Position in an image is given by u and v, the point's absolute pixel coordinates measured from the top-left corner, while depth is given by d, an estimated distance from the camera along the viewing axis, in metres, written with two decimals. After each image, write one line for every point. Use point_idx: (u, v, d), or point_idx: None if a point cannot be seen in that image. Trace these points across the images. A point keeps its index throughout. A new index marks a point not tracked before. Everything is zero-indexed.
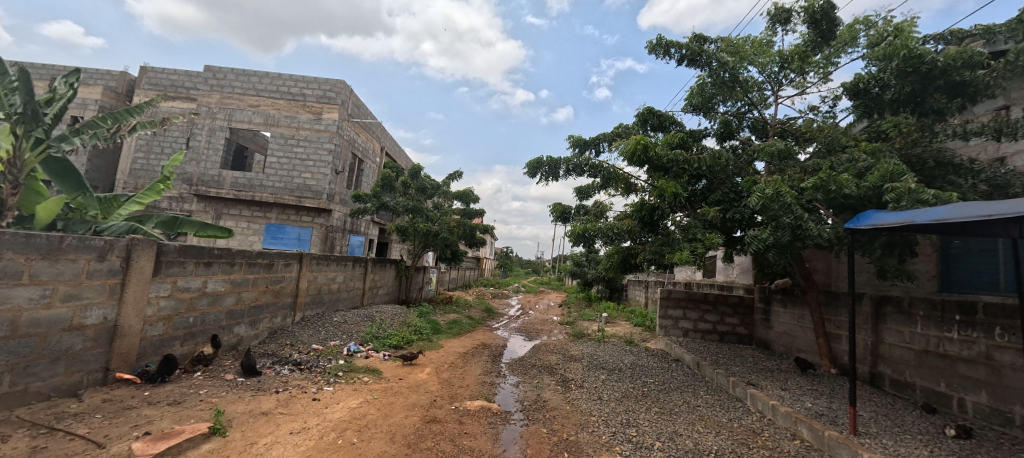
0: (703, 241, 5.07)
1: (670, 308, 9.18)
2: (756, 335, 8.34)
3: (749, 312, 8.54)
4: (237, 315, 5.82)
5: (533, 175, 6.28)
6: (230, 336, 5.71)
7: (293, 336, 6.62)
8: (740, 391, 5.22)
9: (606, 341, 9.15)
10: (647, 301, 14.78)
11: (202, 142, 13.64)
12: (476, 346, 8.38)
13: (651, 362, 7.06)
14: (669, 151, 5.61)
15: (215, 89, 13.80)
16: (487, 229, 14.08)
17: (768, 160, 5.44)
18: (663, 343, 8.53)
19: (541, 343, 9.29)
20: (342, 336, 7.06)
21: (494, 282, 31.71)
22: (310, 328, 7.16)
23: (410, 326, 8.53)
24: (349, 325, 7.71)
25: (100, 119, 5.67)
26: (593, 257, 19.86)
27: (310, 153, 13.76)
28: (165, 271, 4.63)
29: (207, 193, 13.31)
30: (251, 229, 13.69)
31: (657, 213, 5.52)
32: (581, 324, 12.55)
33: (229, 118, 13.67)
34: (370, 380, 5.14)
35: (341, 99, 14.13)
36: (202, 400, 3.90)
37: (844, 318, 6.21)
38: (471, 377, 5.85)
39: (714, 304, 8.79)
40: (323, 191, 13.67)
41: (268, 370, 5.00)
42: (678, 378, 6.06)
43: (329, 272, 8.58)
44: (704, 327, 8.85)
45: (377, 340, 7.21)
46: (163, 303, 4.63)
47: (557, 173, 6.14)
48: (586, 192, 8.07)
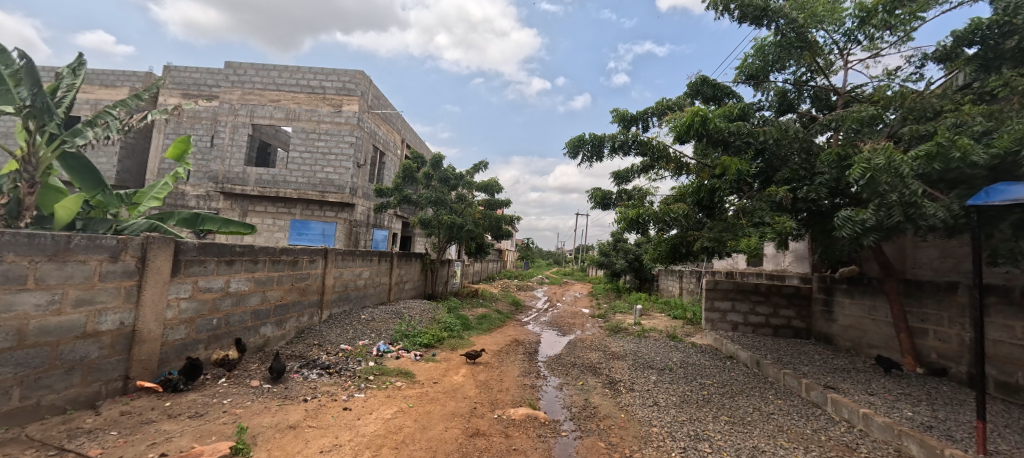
0: (773, 226, 4.47)
1: (716, 300, 8.50)
2: (815, 328, 7.63)
3: (806, 303, 7.81)
4: (263, 315, 5.53)
5: (572, 156, 5.74)
6: (256, 337, 5.42)
7: (320, 336, 6.31)
8: (819, 397, 4.62)
9: (647, 337, 8.59)
10: (684, 292, 14.03)
11: (225, 139, 13.57)
12: (509, 343, 7.92)
13: (703, 360, 6.47)
14: (730, 124, 4.96)
15: (236, 85, 13.67)
16: (512, 220, 13.53)
17: (851, 130, 4.73)
18: (711, 338, 7.91)
19: (576, 339, 8.81)
20: (371, 335, 6.72)
21: (517, 274, 31.23)
22: (337, 327, 6.86)
23: (440, 322, 8.14)
24: (377, 323, 7.36)
25: (112, 108, 5.39)
26: (622, 247, 19.11)
27: (332, 147, 13.51)
28: (185, 271, 4.32)
29: (233, 191, 13.28)
30: (276, 226, 13.62)
31: (717, 196, 4.91)
32: (615, 318, 12.00)
33: (251, 114, 13.52)
34: (404, 385, 4.73)
35: (361, 90, 13.80)
36: (226, 412, 3.56)
37: (931, 310, 5.48)
38: (509, 379, 5.39)
39: (767, 294, 8.09)
40: (345, 185, 13.46)
41: (295, 374, 4.62)
42: (740, 379, 5.46)
43: (355, 268, 8.27)
44: (756, 320, 8.18)
45: (408, 338, 6.80)
46: (184, 305, 4.33)
47: (600, 152, 5.58)
48: (625, 177, 7.48)
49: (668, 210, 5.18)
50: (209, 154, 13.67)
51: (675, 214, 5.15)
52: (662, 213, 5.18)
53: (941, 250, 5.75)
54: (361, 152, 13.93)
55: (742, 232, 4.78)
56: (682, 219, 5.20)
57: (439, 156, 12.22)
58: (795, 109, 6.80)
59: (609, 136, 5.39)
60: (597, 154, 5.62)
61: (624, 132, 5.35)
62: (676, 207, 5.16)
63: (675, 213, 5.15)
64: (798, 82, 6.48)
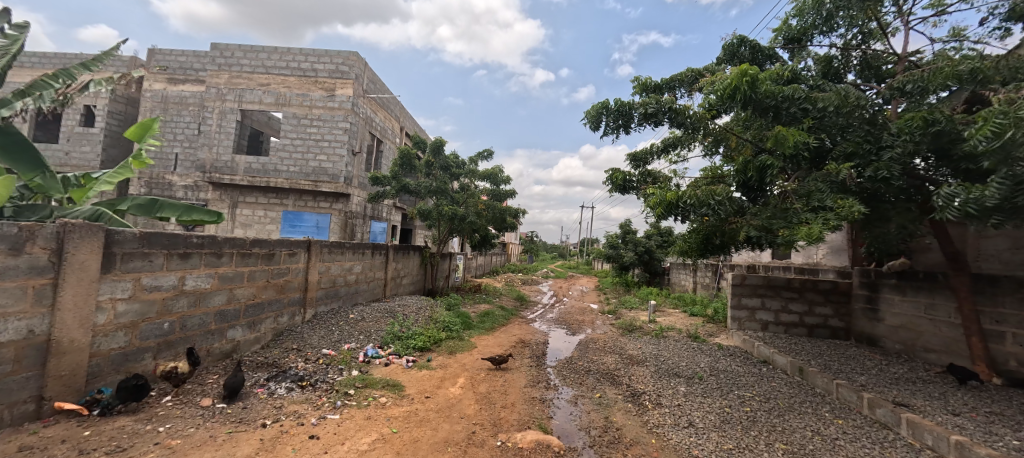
0: (837, 211, 3.69)
1: (744, 297, 7.64)
2: (856, 328, 6.82)
3: (846, 300, 6.99)
4: (230, 316, 4.80)
5: (593, 125, 4.97)
6: (222, 342, 4.70)
7: (301, 339, 5.57)
8: (889, 416, 3.84)
9: (666, 337, 7.82)
10: (699, 286, 13.21)
11: (212, 126, 12.80)
12: (514, 344, 7.17)
13: (736, 366, 5.68)
14: (782, 87, 4.13)
15: (224, 68, 12.84)
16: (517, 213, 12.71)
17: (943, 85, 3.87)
18: (738, 339, 7.11)
19: (587, 339, 8.05)
20: (358, 337, 5.96)
21: (522, 268, 30.43)
22: (321, 328, 6.10)
23: (438, 321, 7.37)
24: (367, 323, 6.61)
25: (52, 77, 4.78)
26: (631, 239, 18.21)
27: (325, 133, 12.72)
28: (122, 267, 3.57)
29: (222, 180, 12.55)
30: (268, 217, 12.94)
31: (766, 173, 4.08)
32: (627, 315, 11.21)
33: (239, 99, 12.73)
34: (389, 401, 3.97)
35: (355, 73, 12.95)
36: (158, 445, 2.82)
37: (1009, 310, 4.67)
38: (515, 391, 4.60)
39: (801, 290, 7.26)
40: (340, 174, 12.69)
41: (259, 389, 3.85)
42: (784, 391, 4.68)
43: (345, 262, 7.51)
44: (788, 319, 7.36)
45: (400, 341, 6.04)
46: (122, 308, 3.58)
47: (628, 121, 4.81)
48: (643, 159, 6.66)
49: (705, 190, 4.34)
50: (196, 142, 12.94)
51: (716, 196, 4.31)
52: (702, 195, 4.32)
53: (1013, 239, 4.89)
54: (355, 139, 13.14)
55: (798, 218, 3.95)
56: (723, 204, 4.37)
57: (440, 141, 11.34)
58: (841, 79, 5.87)
59: (640, 103, 4.55)
60: (624, 122, 4.85)
61: (655, 98, 4.51)
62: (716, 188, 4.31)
63: (711, 195, 4.31)
64: (847, 47, 5.63)
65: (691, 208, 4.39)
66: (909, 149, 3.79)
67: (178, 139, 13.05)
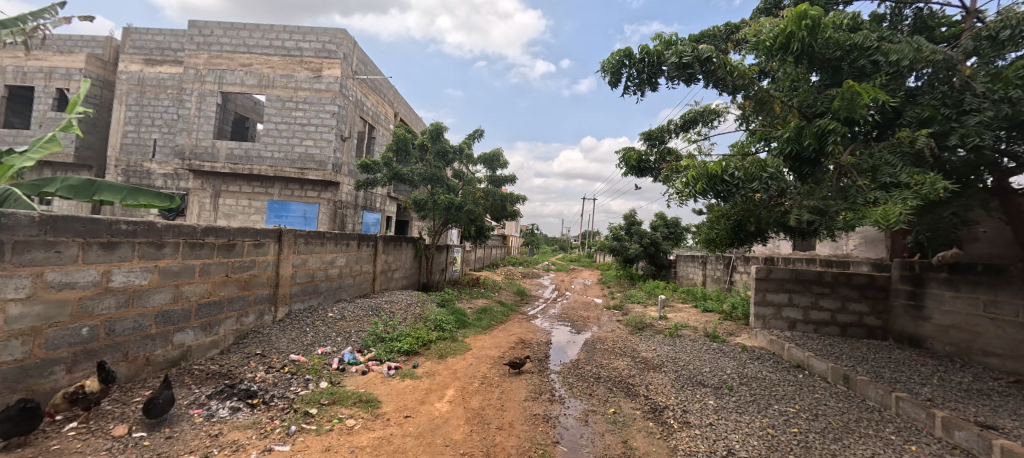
0: (920, 188, 2.96)
1: (769, 292, 6.87)
2: (897, 327, 6.07)
3: (884, 296, 6.25)
4: (176, 318, 4.06)
5: (613, 78, 4.24)
6: (167, 348, 3.96)
7: (267, 343, 4.83)
8: (975, 442, 3.11)
9: (682, 336, 7.07)
10: (710, 280, 12.47)
11: (191, 109, 11.99)
12: (514, 345, 6.43)
13: (769, 373, 4.95)
14: (847, 35, 3.44)
15: (202, 48, 11.97)
16: (518, 199, 11.87)
17: None
18: (764, 338, 6.37)
19: (594, 338, 7.32)
20: (335, 340, 5.23)
21: (522, 260, 29.67)
22: (294, 329, 5.34)
23: (428, 319, 6.62)
24: (348, 323, 5.87)
25: None
26: (636, 230, 17.43)
27: (311, 117, 11.89)
28: (15, 259, 2.84)
29: (202, 168, 11.77)
30: (253, 207, 12.19)
31: (828, 138, 3.28)
32: (635, 310, 10.49)
33: (219, 80, 11.90)
34: (359, 424, 3.23)
35: (343, 52, 12.09)
36: None
37: None
38: (514, 407, 3.86)
39: (833, 286, 6.50)
40: (327, 161, 11.90)
41: (197, 410, 3.13)
42: (833, 407, 3.95)
43: (326, 254, 6.75)
44: (818, 317, 6.60)
45: (384, 343, 5.30)
46: (15, 311, 2.85)
47: (657, 73, 4.04)
48: (659, 138, 5.72)
49: (752, 160, 3.43)
50: (175, 126, 12.14)
51: (767, 169, 3.38)
52: (755, 168, 3.37)
53: None
54: (344, 124, 12.32)
55: (869, 198, 3.17)
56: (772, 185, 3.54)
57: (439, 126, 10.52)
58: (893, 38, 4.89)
59: (673, 51, 3.81)
60: (651, 75, 4.11)
61: (692, 46, 3.80)
62: (767, 159, 3.41)
63: (758, 167, 3.37)
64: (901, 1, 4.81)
65: (739, 185, 3.36)
66: (1006, 113, 3.09)
67: (156, 125, 12.26)
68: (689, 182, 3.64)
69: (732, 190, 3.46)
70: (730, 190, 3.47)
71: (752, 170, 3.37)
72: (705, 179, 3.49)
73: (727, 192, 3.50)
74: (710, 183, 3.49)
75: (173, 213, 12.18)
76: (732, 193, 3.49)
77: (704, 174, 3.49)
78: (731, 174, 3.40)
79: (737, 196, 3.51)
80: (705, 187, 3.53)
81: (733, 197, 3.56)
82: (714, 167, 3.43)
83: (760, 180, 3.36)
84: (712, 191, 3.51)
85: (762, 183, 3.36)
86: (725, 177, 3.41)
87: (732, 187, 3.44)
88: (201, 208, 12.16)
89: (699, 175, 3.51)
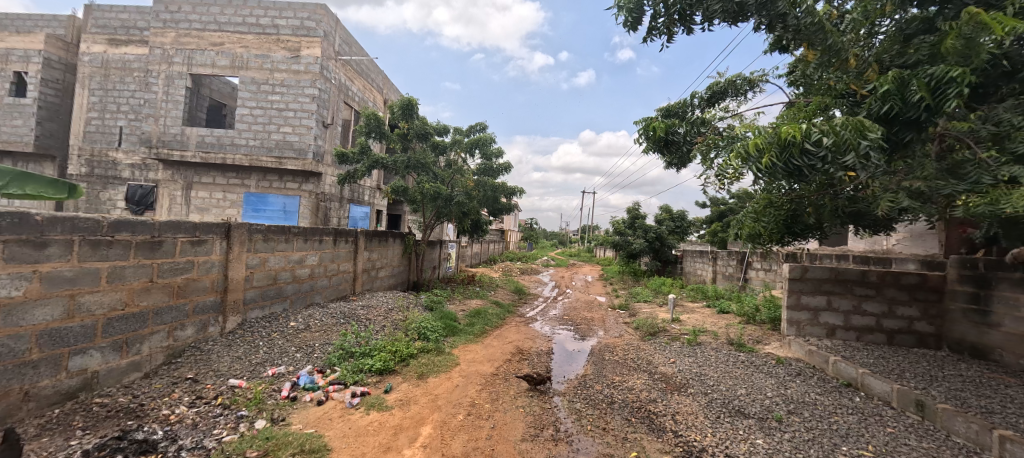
0: None
1: (804, 295, 5.98)
2: (955, 334, 5.21)
3: (937, 298, 5.38)
4: (74, 337, 3.16)
5: (632, 18, 3.40)
6: (57, 378, 3.06)
7: (206, 364, 3.92)
8: None
9: (702, 344, 6.20)
10: (722, 277, 11.61)
11: (158, 93, 11.01)
12: (511, 356, 5.56)
13: (818, 396, 4.09)
14: None
15: (169, 25, 10.95)
16: (513, 192, 10.90)
17: None
18: (800, 348, 5.50)
19: (602, 346, 6.45)
20: (292, 357, 4.32)
21: (520, 255, 28.80)
22: (243, 344, 4.42)
23: (411, 326, 5.74)
24: (312, 335, 4.96)
25: None
26: (640, 224, 16.50)
27: (289, 101, 10.91)
28: None
29: (171, 157, 10.82)
30: (228, 201, 11.24)
31: (947, 92, 2.37)
32: (643, 312, 9.61)
33: (188, 61, 10.91)
34: None
35: (323, 30, 11.12)
36: None
37: None
38: (508, 454, 2.98)
39: (879, 287, 5.61)
40: (307, 149, 10.94)
41: None
42: (917, 449, 3.09)
43: (293, 252, 5.83)
44: (862, 323, 5.71)
45: (354, 360, 4.41)
46: None
47: (693, 8, 3.17)
48: (679, 113, 4.75)
49: (845, 121, 2.51)
50: (141, 112, 11.13)
51: (866, 134, 2.49)
52: (846, 135, 2.47)
53: None
54: (325, 109, 11.35)
55: (1002, 175, 2.35)
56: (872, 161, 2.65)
57: (411, 101, 9.58)
58: None
59: None
60: (685, 12, 3.20)
61: None
62: (864, 122, 2.52)
63: (851, 131, 2.47)
64: None
65: (826, 158, 2.51)
66: None
67: (122, 110, 11.25)
68: (753, 154, 2.77)
69: (815, 165, 2.56)
70: (811, 166, 2.58)
71: (847, 135, 2.46)
72: (778, 148, 2.61)
73: (808, 168, 2.59)
74: (783, 157, 2.61)
75: (142, 207, 11.22)
76: (813, 170, 2.59)
77: (775, 142, 2.63)
78: (814, 142, 2.50)
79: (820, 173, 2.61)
80: (775, 162, 2.66)
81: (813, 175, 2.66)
82: (790, 133, 2.54)
83: (855, 150, 2.46)
84: (785, 167, 2.61)
85: (857, 155, 2.46)
86: (805, 147, 2.52)
87: (817, 160, 2.53)
88: (171, 201, 11.22)
89: (768, 143, 2.66)
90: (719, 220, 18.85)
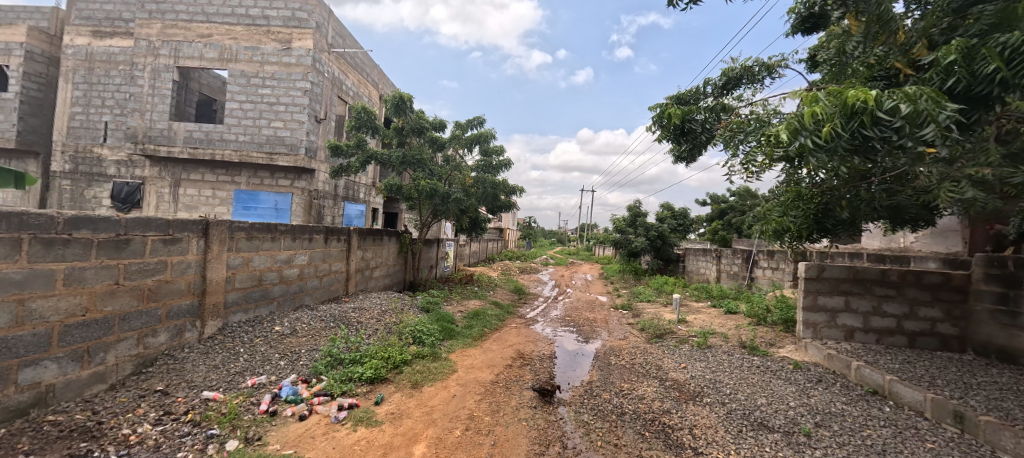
0: None
1: (821, 295, 5.67)
2: (979, 337, 4.90)
3: (961, 299, 5.07)
4: (21, 349, 2.82)
5: None
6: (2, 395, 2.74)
7: (178, 375, 3.58)
8: None
9: (714, 347, 5.88)
10: (726, 276, 11.29)
11: (143, 87, 10.63)
12: (511, 361, 5.24)
13: (845, 406, 3.78)
14: None
15: (155, 16, 10.57)
16: (513, 189, 10.57)
17: None
18: (818, 352, 5.19)
19: (607, 349, 6.13)
20: (274, 366, 3.97)
21: (519, 254, 28.46)
22: (221, 352, 4.07)
23: (406, 330, 5.42)
24: (298, 340, 4.62)
25: None
26: (641, 222, 16.17)
27: (280, 95, 10.55)
28: None
29: (158, 153, 10.43)
30: (217, 198, 10.85)
31: None
32: (648, 312, 9.29)
33: (175, 53, 10.54)
34: None
35: (315, 21, 10.76)
36: None
37: None
38: None
39: (900, 287, 5.30)
40: (299, 145, 10.58)
41: None
42: None
43: (280, 250, 5.48)
44: (882, 325, 5.40)
45: (342, 368, 4.08)
46: None
47: None
48: (691, 100, 4.45)
49: (920, 90, 2.36)
50: (127, 106, 10.74)
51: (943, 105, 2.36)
52: (920, 105, 2.30)
53: None
54: (318, 103, 11.00)
55: None
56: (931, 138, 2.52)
57: (402, 96, 9.19)
58: None
59: None
60: None
61: None
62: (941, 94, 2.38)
63: (930, 100, 2.31)
64: None
65: (901, 129, 2.35)
66: None
67: (106, 105, 10.83)
68: (807, 124, 2.51)
69: (887, 138, 2.40)
70: (882, 139, 2.43)
71: (926, 106, 2.29)
72: (843, 117, 2.43)
73: (879, 141, 2.44)
74: (851, 127, 2.44)
75: (127, 205, 10.79)
76: (885, 142, 2.43)
77: (840, 111, 2.44)
78: (888, 111, 2.35)
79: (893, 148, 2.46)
80: (841, 133, 2.45)
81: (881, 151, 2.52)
82: (859, 100, 2.37)
83: (936, 122, 2.29)
84: (852, 140, 2.45)
85: (938, 127, 2.29)
86: (877, 116, 2.37)
87: (890, 131, 2.38)
88: (159, 199, 10.85)
89: (831, 112, 2.46)
90: (720, 218, 18.54)
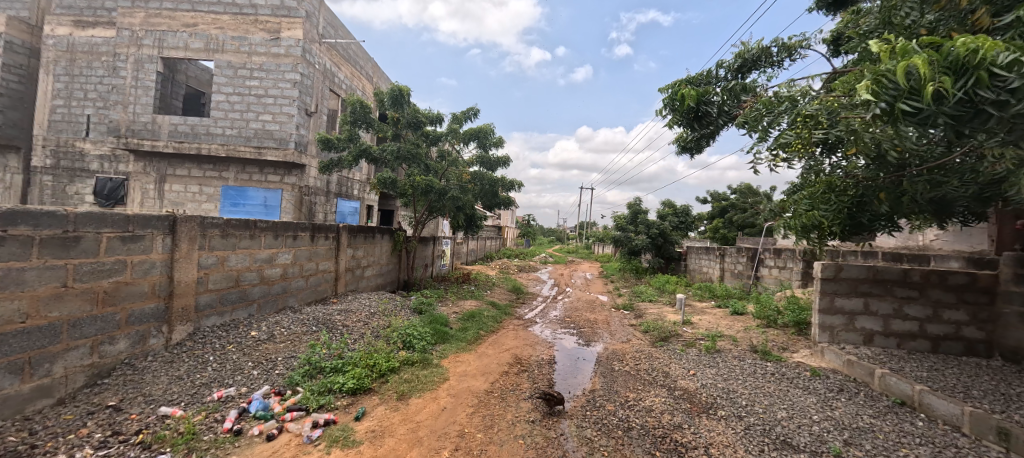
0: None
1: (839, 297, 5.31)
2: (1007, 342, 4.57)
3: (987, 301, 4.73)
4: None
5: None
6: None
7: (137, 388, 3.22)
8: None
9: (724, 351, 5.55)
10: (731, 276, 10.94)
11: (126, 79, 10.23)
12: (508, 367, 4.90)
13: (872, 420, 3.44)
14: None
15: (138, 5, 10.18)
16: (511, 185, 10.21)
17: None
18: (835, 357, 4.86)
19: (610, 354, 5.78)
20: (245, 377, 3.61)
21: (518, 252, 28.11)
22: (185, 361, 3.70)
23: (395, 334, 5.06)
24: (275, 347, 4.25)
25: None
26: (642, 220, 15.80)
27: (269, 87, 10.17)
28: None
29: (142, 147, 10.03)
30: (204, 194, 10.46)
31: None
32: (651, 313, 8.94)
33: (159, 43, 10.14)
34: None
35: (305, 10, 10.37)
36: None
37: None
38: None
39: (923, 288, 4.95)
40: (289, 139, 10.20)
41: None
42: None
43: (261, 249, 5.12)
44: (902, 329, 5.05)
45: (321, 378, 3.72)
46: None
47: None
48: (704, 85, 4.12)
49: None
50: (109, 98, 10.33)
51: None
52: None
53: None
54: (309, 96, 10.63)
55: None
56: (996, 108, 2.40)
57: (401, 89, 8.84)
58: None
59: None
60: None
61: None
62: None
63: None
64: None
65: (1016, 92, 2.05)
66: None
67: (88, 97, 10.41)
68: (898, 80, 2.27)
69: (1002, 102, 2.10)
70: (995, 103, 2.12)
71: None
72: (950, 74, 2.15)
73: (991, 107, 2.14)
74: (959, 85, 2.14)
75: (111, 201, 10.41)
76: (1003, 108, 2.11)
77: (946, 64, 2.17)
78: (1003, 66, 2.04)
79: (1006, 117, 2.14)
80: (946, 95, 2.19)
81: (987, 121, 2.20)
82: (972, 51, 2.09)
83: None
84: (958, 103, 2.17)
85: None
86: (991, 73, 2.06)
87: (1000, 94, 2.08)
88: (144, 195, 10.44)
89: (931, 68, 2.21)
90: (721, 216, 18.19)
